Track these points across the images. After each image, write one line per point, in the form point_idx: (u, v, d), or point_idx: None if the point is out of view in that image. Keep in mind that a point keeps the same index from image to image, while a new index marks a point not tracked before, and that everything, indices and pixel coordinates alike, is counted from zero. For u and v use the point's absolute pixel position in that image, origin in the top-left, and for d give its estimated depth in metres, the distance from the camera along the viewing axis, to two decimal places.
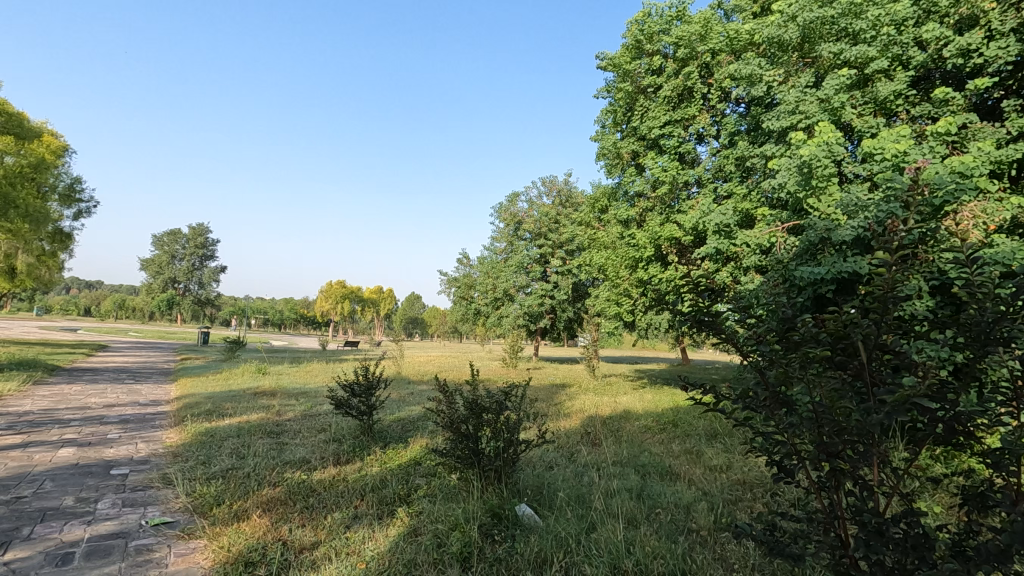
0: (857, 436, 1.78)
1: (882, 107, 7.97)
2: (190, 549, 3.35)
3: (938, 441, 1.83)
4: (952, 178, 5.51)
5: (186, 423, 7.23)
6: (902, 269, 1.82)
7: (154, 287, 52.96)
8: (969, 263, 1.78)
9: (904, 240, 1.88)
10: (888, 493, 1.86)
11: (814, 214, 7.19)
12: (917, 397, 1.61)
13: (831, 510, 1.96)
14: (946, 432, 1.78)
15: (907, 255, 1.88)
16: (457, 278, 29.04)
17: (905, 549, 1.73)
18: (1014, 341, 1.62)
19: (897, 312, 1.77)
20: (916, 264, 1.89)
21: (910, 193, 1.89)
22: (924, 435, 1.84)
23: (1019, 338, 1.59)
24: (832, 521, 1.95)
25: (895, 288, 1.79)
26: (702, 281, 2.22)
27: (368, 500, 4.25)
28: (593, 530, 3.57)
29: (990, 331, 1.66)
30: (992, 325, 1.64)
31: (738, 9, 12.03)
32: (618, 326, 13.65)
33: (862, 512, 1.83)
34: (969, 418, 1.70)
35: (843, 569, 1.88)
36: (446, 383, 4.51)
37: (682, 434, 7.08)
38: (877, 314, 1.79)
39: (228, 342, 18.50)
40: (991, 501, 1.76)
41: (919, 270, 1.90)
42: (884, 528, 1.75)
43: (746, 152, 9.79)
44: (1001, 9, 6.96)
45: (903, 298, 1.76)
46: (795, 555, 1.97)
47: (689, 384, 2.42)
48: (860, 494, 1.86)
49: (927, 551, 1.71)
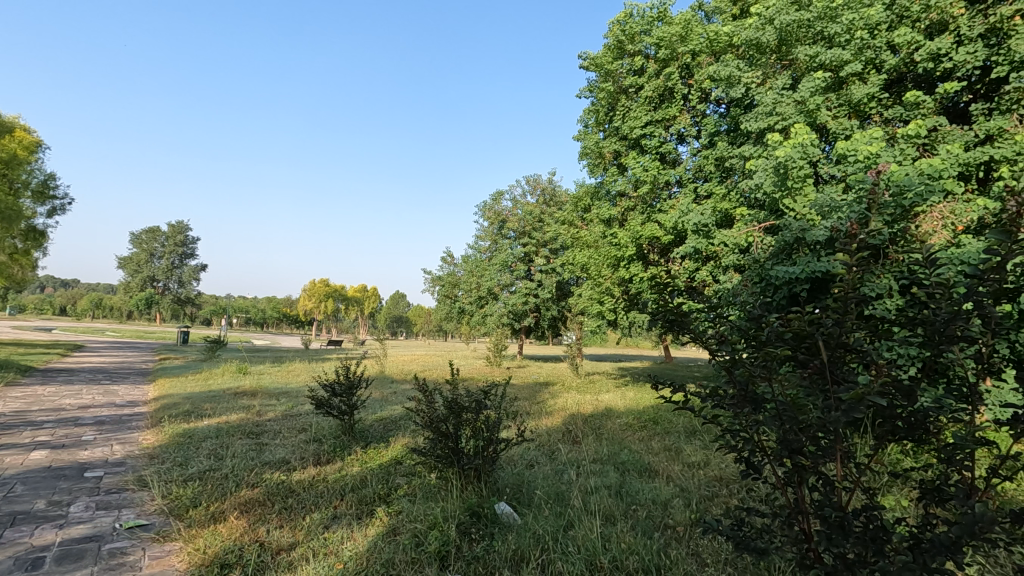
0: (817, 433, 1.82)
1: (857, 109, 8.13)
2: (165, 552, 3.31)
3: (897, 437, 1.87)
4: (922, 180, 5.64)
5: (163, 424, 7.12)
6: (862, 270, 1.85)
7: (133, 286, 52.04)
8: (927, 264, 1.84)
9: (866, 242, 1.90)
10: (851, 488, 1.90)
11: (790, 214, 7.33)
12: (872, 395, 1.65)
13: (796, 504, 2.01)
14: (905, 427, 1.84)
15: (869, 255, 1.93)
16: (441, 277, 28.99)
17: (865, 542, 1.77)
18: (967, 339, 1.66)
19: (856, 311, 1.82)
20: (877, 265, 1.91)
21: (871, 196, 1.90)
22: (882, 431, 1.90)
23: (970, 336, 1.64)
24: (796, 515, 2.00)
25: (855, 287, 1.84)
26: (670, 281, 2.22)
27: (348, 500, 4.23)
28: (570, 527, 3.59)
29: (943, 330, 1.71)
30: (946, 325, 1.69)
31: (718, 11, 12.18)
32: (600, 325, 13.73)
33: (825, 506, 1.86)
34: (926, 415, 1.74)
35: (808, 562, 1.92)
36: (425, 382, 4.50)
37: (661, 431, 7.17)
38: (838, 315, 1.84)
39: (208, 341, 18.26)
40: (948, 494, 1.81)
41: (880, 271, 1.93)
42: (844, 522, 1.79)
43: (726, 152, 9.92)
44: (968, 15, 7.15)
45: (862, 298, 1.81)
46: (760, 549, 2.00)
47: (659, 382, 2.45)
48: (823, 488, 1.91)
49: (885, 543, 1.76)
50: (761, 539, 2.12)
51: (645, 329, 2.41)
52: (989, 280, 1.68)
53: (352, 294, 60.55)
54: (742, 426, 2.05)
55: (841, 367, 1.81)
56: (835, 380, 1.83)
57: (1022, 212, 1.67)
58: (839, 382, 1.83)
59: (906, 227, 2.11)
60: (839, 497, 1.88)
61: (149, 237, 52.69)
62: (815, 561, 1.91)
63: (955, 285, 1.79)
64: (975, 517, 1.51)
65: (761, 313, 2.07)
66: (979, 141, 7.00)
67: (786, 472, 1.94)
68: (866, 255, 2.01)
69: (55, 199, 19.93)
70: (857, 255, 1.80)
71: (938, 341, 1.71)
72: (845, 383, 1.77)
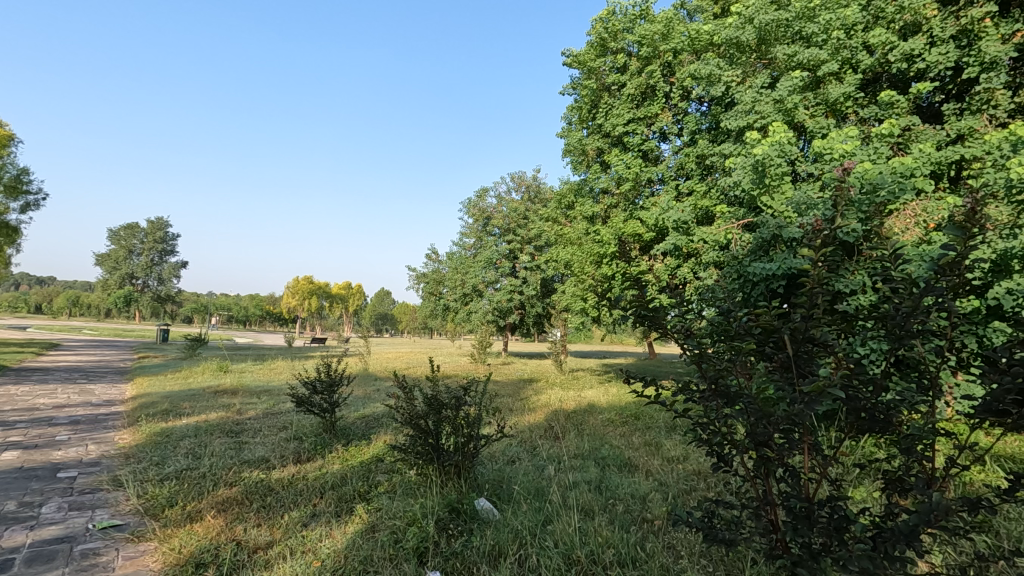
0: (784, 424, 1.86)
1: (834, 108, 8.23)
2: (138, 552, 3.26)
3: (861, 429, 1.91)
4: (895, 179, 5.77)
5: (141, 423, 7.01)
6: (828, 266, 1.86)
7: (111, 283, 51.00)
8: (889, 259, 1.89)
9: (832, 239, 1.91)
10: (817, 479, 1.93)
11: (768, 211, 7.42)
12: (835, 388, 1.67)
13: (764, 496, 2.05)
14: (869, 420, 1.87)
15: (836, 250, 1.96)
16: (426, 274, 28.91)
17: (830, 531, 1.81)
18: (923, 333, 1.71)
19: (823, 305, 1.85)
20: (844, 261, 1.93)
21: (837, 193, 1.91)
22: (846, 422, 1.95)
23: (925, 330, 1.69)
24: (764, 507, 2.03)
25: (821, 282, 1.86)
26: (642, 276, 2.22)
27: (327, 498, 4.20)
28: (548, 522, 3.60)
29: (903, 324, 1.75)
30: (906, 319, 1.73)
31: (699, 10, 12.28)
32: (584, 321, 13.81)
33: (791, 497, 1.90)
34: (888, 408, 1.77)
35: (776, 553, 1.95)
36: (405, 379, 4.45)
37: (642, 426, 7.24)
38: (805, 310, 1.87)
39: (188, 338, 18.00)
40: (908, 484, 1.85)
41: (847, 268, 1.95)
42: (810, 512, 1.83)
43: (706, 150, 10.01)
44: (941, 17, 7.36)
45: (829, 292, 1.84)
46: (728, 540, 2.04)
47: (633, 377, 2.47)
48: (790, 480, 1.95)
49: (848, 532, 1.81)
50: (731, 530, 2.16)
51: (619, 325, 2.41)
52: (947, 276, 1.73)
53: (336, 290, 60.04)
54: (712, 420, 2.08)
55: (807, 362, 1.84)
56: (800, 374, 1.86)
57: (978, 209, 1.71)
58: (805, 376, 1.86)
59: (874, 224, 2.14)
60: (806, 488, 1.92)
61: (128, 234, 51.67)
62: (783, 551, 1.94)
63: (917, 282, 1.82)
64: (931, 505, 1.56)
65: (732, 308, 2.09)
66: (951, 141, 7.18)
67: (753, 465, 1.98)
68: (834, 251, 2.04)
69: (29, 194, 19.41)
70: (824, 250, 1.82)
71: (899, 335, 1.75)
72: (809, 376, 1.80)
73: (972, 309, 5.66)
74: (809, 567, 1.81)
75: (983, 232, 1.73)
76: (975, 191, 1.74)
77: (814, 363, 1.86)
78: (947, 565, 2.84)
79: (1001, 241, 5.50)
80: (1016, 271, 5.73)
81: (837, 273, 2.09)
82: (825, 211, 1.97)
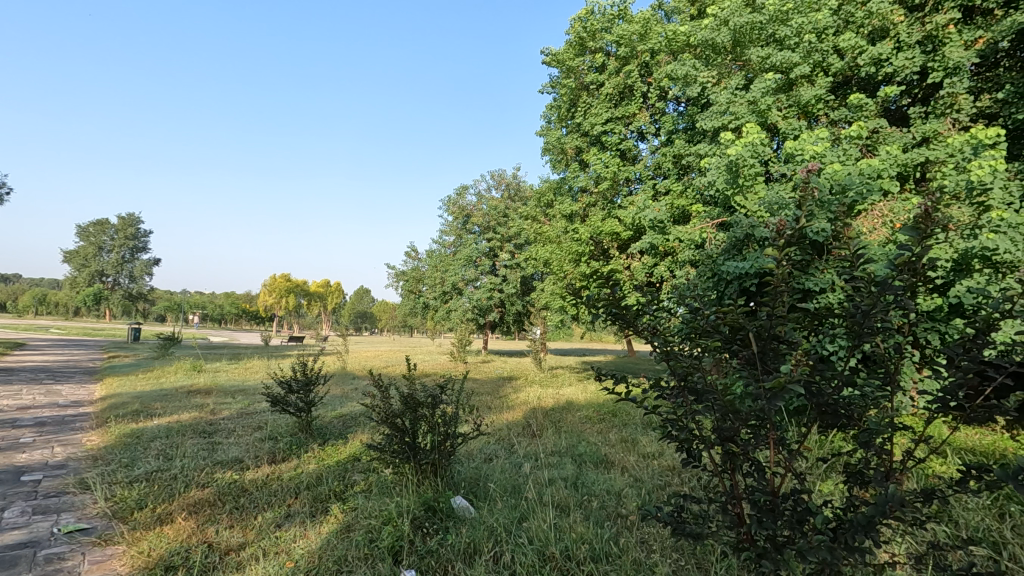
0: (749, 420, 1.91)
1: (805, 110, 8.40)
2: (106, 556, 3.18)
3: (824, 423, 1.96)
4: (863, 180, 5.92)
5: (109, 425, 6.82)
6: (791, 267, 1.90)
7: (79, 281, 49.59)
8: (851, 260, 1.96)
9: (797, 240, 1.96)
10: (781, 473, 1.98)
11: (741, 211, 7.56)
12: (795, 384, 1.72)
13: (730, 490, 2.09)
14: (831, 414, 1.92)
15: (801, 249, 2.01)
16: (405, 272, 28.74)
17: (793, 523, 1.86)
18: (881, 331, 1.76)
19: (788, 304, 1.90)
20: (809, 261, 1.98)
21: (802, 194, 1.95)
22: (810, 417, 2.01)
23: (883, 327, 1.75)
24: (731, 501, 2.08)
25: (784, 281, 1.92)
26: (612, 275, 2.22)
27: (302, 499, 4.15)
28: (523, 519, 3.61)
29: (863, 321, 1.80)
30: (866, 317, 1.79)
31: (677, 11, 12.42)
32: (563, 319, 13.89)
33: (756, 491, 1.95)
34: (847, 404, 1.83)
35: (743, 546, 1.99)
36: (380, 378, 4.39)
37: (619, 423, 7.30)
38: (769, 308, 1.92)
39: (161, 337, 17.61)
40: (868, 477, 1.92)
41: (812, 268, 1.99)
42: (774, 506, 1.88)
43: (683, 150, 10.14)
44: (907, 23, 7.62)
45: (793, 291, 1.88)
46: (694, 533, 2.08)
47: (606, 375, 2.47)
48: (756, 474, 2.01)
49: (809, 524, 1.86)
50: (699, 524, 2.19)
51: (591, 323, 2.42)
52: (904, 275, 1.80)
53: (314, 288, 59.33)
54: (680, 415, 2.11)
55: (773, 359, 1.89)
56: (764, 369, 1.91)
57: (933, 211, 1.77)
58: (769, 372, 1.90)
59: (839, 224, 2.19)
60: (771, 483, 1.97)
61: (97, 230, 50.33)
62: (749, 544, 1.99)
63: (878, 282, 1.88)
64: (886, 496, 1.61)
65: (700, 307, 2.13)
66: (916, 143, 7.41)
67: (720, 459, 2.02)
68: (801, 250, 2.09)
69: None
70: (787, 250, 1.86)
71: (860, 332, 1.81)
72: (773, 372, 1.84)
73: (933, 305, 5.86)
74: (773, 559, 1.86)
75: (938, 233, 1.79)
76: (931, 194, 1.81)
77: (778, 359, 1.90)
78: (907, 554, 2.93)
79: (961, 240, 5.71)
80: (976, 269, 5.94)
81: (804, 271, 2.15)
82: (791, 212, 2.02)
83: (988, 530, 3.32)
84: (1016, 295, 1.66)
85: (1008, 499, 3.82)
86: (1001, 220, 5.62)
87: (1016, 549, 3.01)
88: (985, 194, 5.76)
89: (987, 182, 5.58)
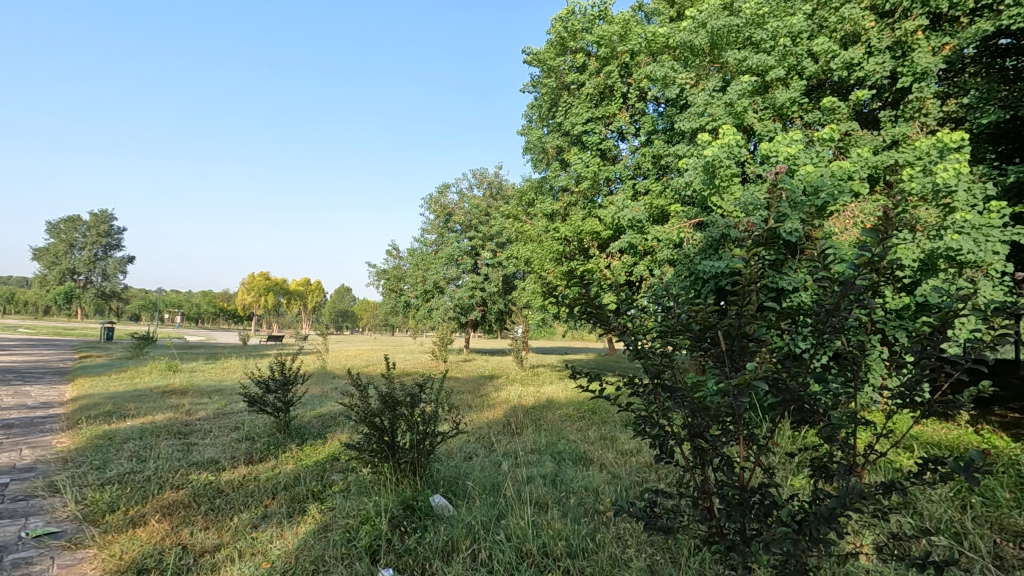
0: (718, 417, 1.95)
1: (780, 112, 8.54)
2: (76, 560, 3.11)
3: (790, 418, 2.00)
4: (835, 182, 6.04)
5: (80, 427, 6.65)
6: (758, 268, 1.94)
7: (50, 279, 48.20)
8: (817, 259, 2.00)
9: (766, 243, 2.00)
10: (749, 468, 2.02)
11: (718, 211, 7.68)
12: (759, 380, 1.77)
13: (701, 485, 2.12)
14: (796, 410, 1.97)
15: (770, 249, 2.06)
16: (386, 270, 28.55)
17: (760, 516, 1.90)
18: (843, 329, 1.82)
19: (756, 303, 1.95)
20: (777, 262, 2.02)
21: (770, 198, 1.99)
22: (778, 413, 2.05)
23: (844, 326, 1.79)
24: (701, 496, 2.11)
25: (752, 280, 1.96)
26: (587, 273, 2.23)
27: (279, 499, 4.11)
28: (502, 517, 3.62)
29: (826, 319, 1.86)
30: (829, 316, 1.84)
31: (656, 13, 12.54)
32: (544, 318, 13.94)
33: (725, 485, 1.99)
34: (811, 400, 1.88)
35: (713, 539, 2.03)
36: (358, 377, 4.35)
37: (598, 421, 7.37)
38: (738, 307, 1.97)
39: (135, 337, 17.20)
40: (832, 470, 1.97)
41: (781, 270, 2.05)
42: (742, 500, 1.92)
43: (661, 150, 10.26)
44: (878, 28, 7.81)
45: (760, 291, 1.93)
46: (665, 527, 2.12)
47: (580, 372, 2.50)
48: (725, 469, 2.05)
49: (775, 517, 1.89)
50: (671, 518, 2.23)
51: (566, 321, 2.43)
52: (867, 275, 1.85)
53: (293, 287, 58.52)
54: (652, 412, 2.15)
55: (741, 356, 1.93)
56: (733, 368, 1.95)
57: (892, 214, 1.83)
58: (737, 370, 1.95)
59: (809, 224, 2.24)
60: (740, 477, 2.01)
61: (68, 227, 49.16)
62: (719, 537, 2.02)
63: (840, 283, 1.94)
64: (847, 488, 1.67)
65: (672, 306, 2.16)
66: (886, 146, 7.60)
67: (690, 455, 2.05)
68: (772, 251, 2.14)
69: None
70: (753, 252, 1.91)
71: (823, 331, 1.87)
72: (740, 370, 1.89)
73: (901, 304, 6.02)
74: (741, 551, 1.90)
75: (897, 235, 1.85)
76: (890, 197, 1.86)
77: (746, 357, 1.94)
78: (871, 545, 3.02)
79: (928, 241, 5.87)
80: (941, 269, 6.13)
81: (774, 269, 2.20)
82: (760, 214, 2.06)
83: (951, 521, 3.42)
84: (970, 294, 1.73)
85: (970, 491, 3.95)
86: (965, 221, 5.80)
87: (977, 539, 3.11)
88: (949, 196, 5.93)
89: (952, 184, 5.75)
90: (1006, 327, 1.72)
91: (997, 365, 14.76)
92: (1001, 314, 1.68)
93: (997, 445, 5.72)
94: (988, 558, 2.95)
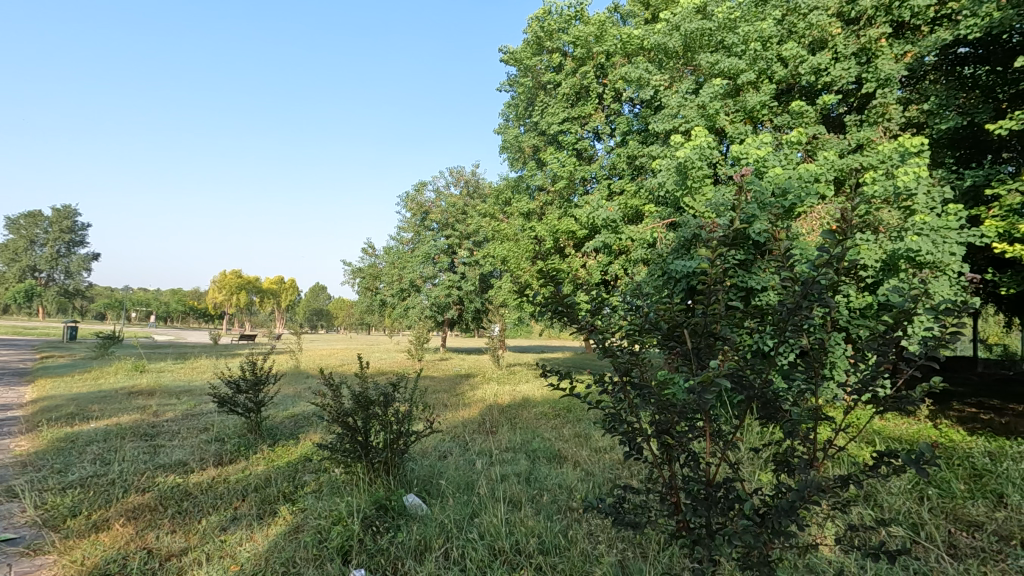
0: (684, 413, 1.98)
1: (751, 115, 8.71)
2: (34, 567, 3.01)
3: (755, 413, 2.05)
4: (801, 184, 6.20)
5: (41, 429, 6.42)
6: (724, 267, 1.98)
7: (9, 276, 46.35)
8: (781, 258, 2.05)
9: (732, 244, 2.03)
10: (715, 463, 2.06)
11: (690, 211, 7.80)
12: (724, 377, 1.81)
13: (669, 480, 2.15)
14: (760, 406, 2.02)
15: (736, 250, 2.10)
16: (361, 269, 28.24)
17: (724, 510, 1.94)
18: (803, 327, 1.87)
19: (722, 302, 1.98)
20: (743, 262, 2.06)
21: (735, 200, 2.03)
22: (742, 410, 2.10)
23: (805, 324, 1.85)
24: (669, 491, 2.15)
25: (717, 280, 2.00)
26: (557, 272, 2.24)
27: (249, 500, 4.04)
28: (475, 515, 3.63)
29: (788, 318, 1.91)
30: (791, 314, 1.89)
31: (632, 14, 12.65)
32: (521, 317, 13.96)
33: (691, 481, 2.02)
34: (774, 396, 1.93)
35: (679, 534, 2.07)
36: (332, 377, 4.29)
37: (573, 418, 7.45)
38: (704, 306, 2.01)
39: (100, 337, 16.67)
40: (794, 464, 2.02)
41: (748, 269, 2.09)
42: (708, 495, 1.96)
43: (636, 151, 10.38)
44: (843, 35, 8.04)
45: (725, 290, 1.96)
46: (633, 522, 2.15)
47: (550, 370, 2.51)
48: (692, 465, 2.08)
49: (739, 510, 1.94)
50: (639, 514, 2.26)
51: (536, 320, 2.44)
52: (827, 275, 1.90)
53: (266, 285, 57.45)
54: (620, 409, 2.17)
55: (707, 355, 1.98)
56: (698, 365, 2.00)
57: (849, 215, 1.88)
58: (704, 367, 1.99)
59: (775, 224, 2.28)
60: (706, 472, 2.05)
61: (29, 222, 47.53)
62: (685, 531, 2.06)
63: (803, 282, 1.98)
64: (806, 482, 1.72)
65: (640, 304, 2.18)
66: (851, 149, 7.83)
67: (658, 451, 2.08)
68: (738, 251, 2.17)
69: None
70: (718, 252, 1.94)
71: (785, 329, 1.91)
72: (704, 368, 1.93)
73: (864, 304, 6.21)
74: (706, 544, 1.93)
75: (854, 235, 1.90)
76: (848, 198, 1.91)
77: (711, 355, 1.99)
78: (833, 537, 3.10)
79: (890, 242, 6.06)
80: (902, 269, 6.33)
81: (741, 268, 2.24)
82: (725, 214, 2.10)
83: (909, 512, 3.53)
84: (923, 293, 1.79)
85: (927, 484, 4.09)
86: (925, 223, 6.00)
87: (933, 529, 3.23)
88: (909, 198, 6.14)
89: (912, 188, 5.95)
90: (957, 326, 1.79)
91: (955, 362, 15.36)
92: (951, 314, 1.75)
93: (953, 439, 5.95)
94: (942, 547, 3.06)
